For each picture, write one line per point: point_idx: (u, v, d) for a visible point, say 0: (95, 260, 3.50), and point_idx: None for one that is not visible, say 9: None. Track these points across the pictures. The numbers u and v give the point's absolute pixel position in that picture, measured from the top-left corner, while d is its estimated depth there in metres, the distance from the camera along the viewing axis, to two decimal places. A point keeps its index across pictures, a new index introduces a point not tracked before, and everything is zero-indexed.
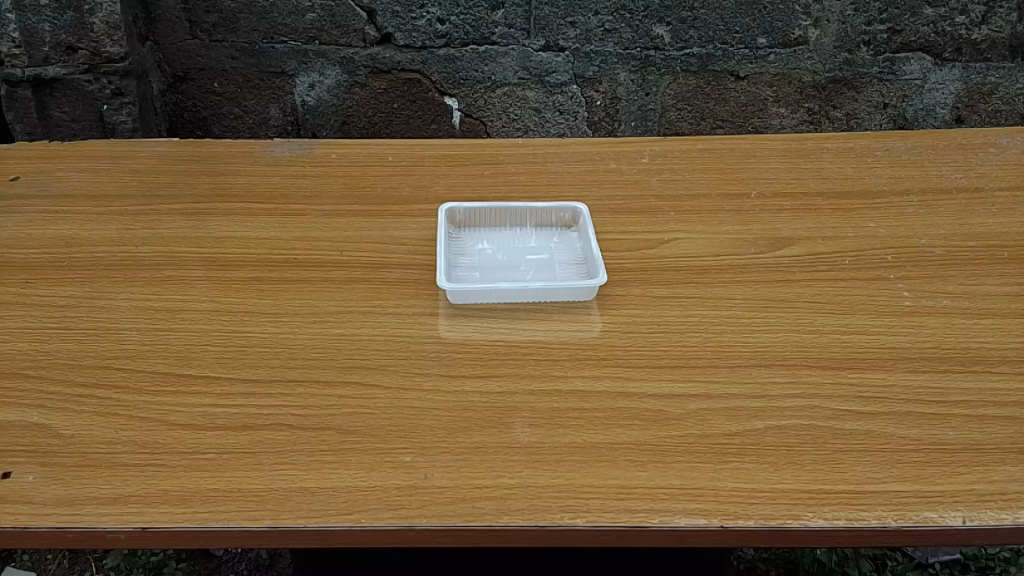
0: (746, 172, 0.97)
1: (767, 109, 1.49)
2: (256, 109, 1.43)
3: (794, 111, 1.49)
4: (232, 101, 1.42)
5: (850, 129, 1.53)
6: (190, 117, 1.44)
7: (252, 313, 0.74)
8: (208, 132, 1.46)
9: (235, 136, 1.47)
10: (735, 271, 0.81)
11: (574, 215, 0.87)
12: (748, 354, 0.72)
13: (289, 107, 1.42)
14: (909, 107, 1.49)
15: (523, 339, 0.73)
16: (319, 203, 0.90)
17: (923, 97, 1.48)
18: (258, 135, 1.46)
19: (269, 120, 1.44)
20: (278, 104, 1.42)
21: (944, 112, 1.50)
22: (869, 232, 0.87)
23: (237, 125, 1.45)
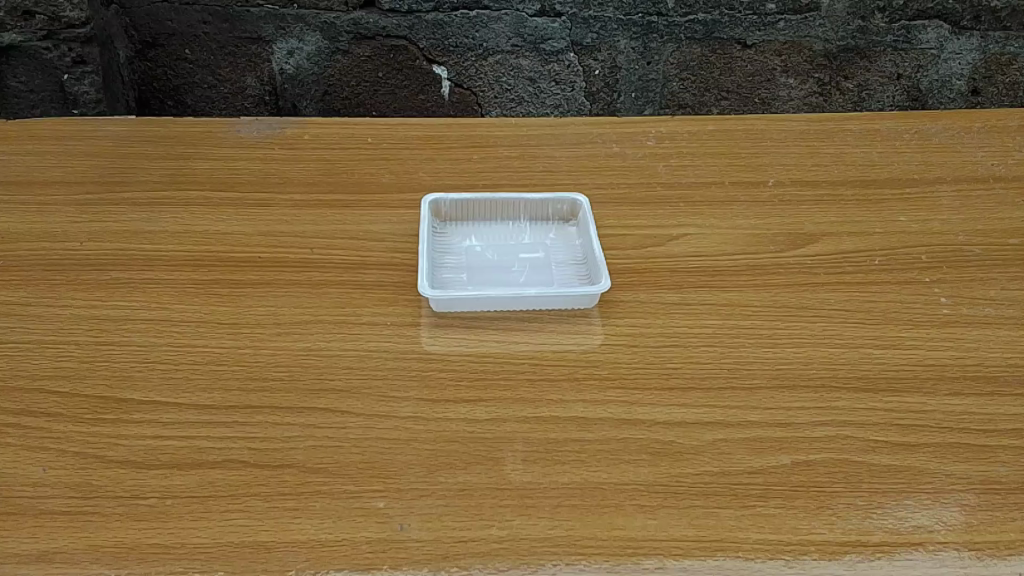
0: (762, 157, 0.88)
1: (775, 80, 1.39)
2: (231, 77, 1.32)
3: (803, 82, 1.40)
4: (205, 69, 1.31)
5: (861, 101, 1.44)
6: (160, 86, 1.33)
7: (208, 322, 0.66)
8: (179, 102, 1.35)
9: (209, 106, 1.36)
10: (753, 274, 0.73)
11: (573, 207, 0.78)
12: (769, 373, 0.63)
13: (266, 76, 1.32)
14: (923, 78, 1.40)
15: (515, 354, 0.64)
16: (288, 192, 0.81)
17: (938, 67, 1.39)
18: (233, 105, 1.36)
19: (244, 90, 1.34)
20: (254, 73, 1.31)
21: (958, 82, 1.41)
22: (900, 228, 0.79)
23: (211, 95, 1.35)
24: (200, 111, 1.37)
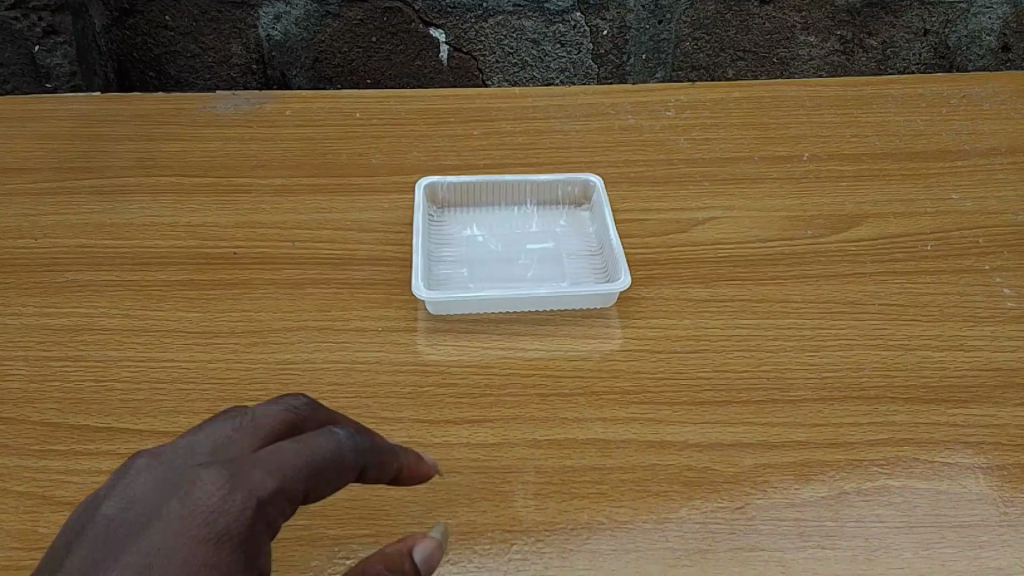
0: (795, 126, 0.79)
1: (795, 38, 1.15)
2: (217, 46, 1.08)
3: (825, 40, 1.15)
4: (188, 37, 1.07)
5: (883, 64, 1.19)
6: (142, 57, 1.09)
7: (175, 331, 0.58)
8: (162, 74, 1.11)
9: (196, 80, 1.12)
10: (790, 264, 0.65)
11: (585, 189, 0.69)
12: (814, 382, 0.56)
13: (253, 43, 1.08)
14: (951, 35, 1.16)
15: (523, 364, 0.56)
16: (267, 176, 0.72)
17: (967, 22, 1.14)
18: (222, 78, 1.12)
19: (230, 59, 1.09)
20: (240, 39, 1.07)
21: (988, 38, 1.16)
22: (953, 207, 0.70)
23: (196, 65, 1.10)
24: (186, 86, 1.12)
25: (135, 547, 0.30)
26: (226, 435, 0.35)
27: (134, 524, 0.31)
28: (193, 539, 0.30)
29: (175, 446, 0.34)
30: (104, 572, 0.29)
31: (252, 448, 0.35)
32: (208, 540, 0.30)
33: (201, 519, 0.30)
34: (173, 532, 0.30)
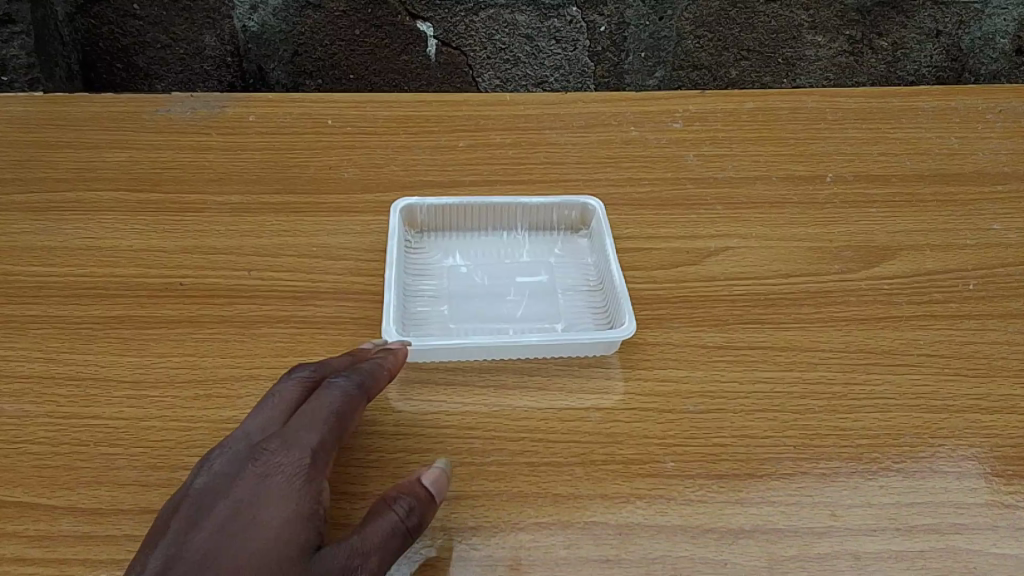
0: (818, 141, 0.71)
1: (801, 37, 0.97)
2: (189, 37, 0.91)
3: (831, 42, 0.98)
4: (157, 27, 0.90)
5: (888, 73, 1.02)
6: (106, 47, 0.91)
7: (104, 380, 0.50)
8: (129, 67, 0.93)
9: (166, 72, 0.95)
10: (816, 304, 0.57)
11: (584, 214, 0.61)
12: (846, 452, 0.48)
13: (230, 35, 0.91)
14: (964, 38, 0.98)
15: (510, 424, 0.48)
16: (223, 192, 0.64)
17: (981, 25, 0.97)
18: (195, 70, 0.95)
19: (203, 51, 0.93)
20: (215, 30, 0.91)
21: (1005, 42, 0.98)
22: (996, 239, 0.63)
23: (166, 58, 0.94)
24: (155, 78, 0.95)
25: (225, 504, 0.37)
26: (267, 416, 0.42)
27: (215, 488, 0.38)
28: (269, 486, 0.38)
29: (232, 436, 0.42)
30: (205, 519, 0.37)
31: (289, 415, 0.42)
32: (279, 487, 0.38)
33: (272, 475, 0.38)
34: (251, 484, 0.38)
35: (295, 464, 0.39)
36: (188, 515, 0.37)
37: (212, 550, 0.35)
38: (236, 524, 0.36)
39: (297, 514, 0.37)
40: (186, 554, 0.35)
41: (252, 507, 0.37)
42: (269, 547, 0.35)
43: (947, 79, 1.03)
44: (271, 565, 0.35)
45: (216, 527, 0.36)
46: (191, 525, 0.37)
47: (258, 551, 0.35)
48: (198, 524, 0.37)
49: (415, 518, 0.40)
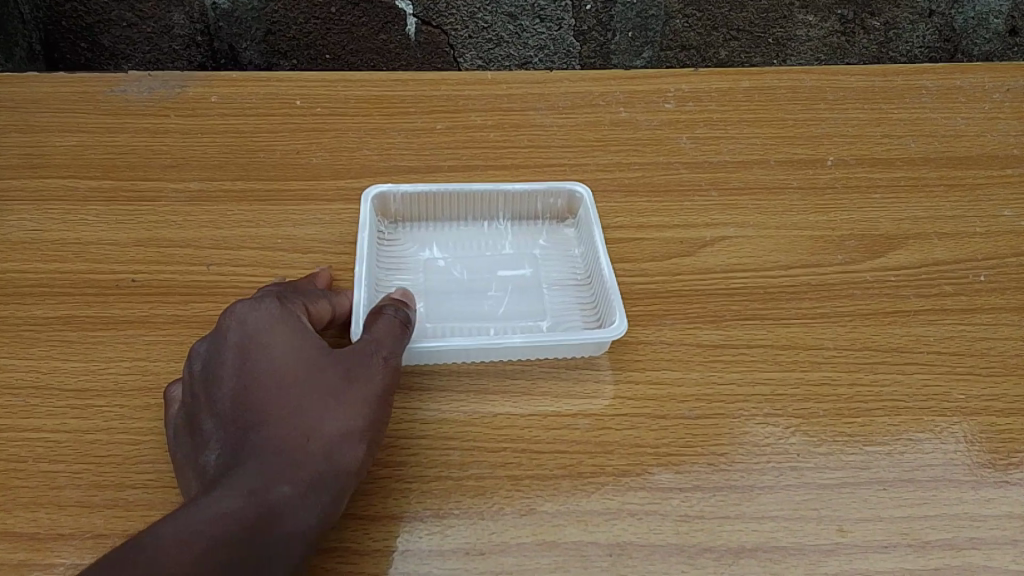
0: (817, 123, 0.67)
1: (792, 17, 0.93)
2: (156, 14, 0.85)
3: (823, 20, 0.94)
4: (123, 3, 0.84)
5: (881, 51, 0.98)
6: (67, 26, 0.85)
7: (45, 388, 0.45)
8: (94, 46, 0.87)
9: (134, 52, 0.89)
10: (820, 298, 0.53)
11: (571, 202, 0.57)
12: (855, 461, 0.45)
13: (199, 12, 0.85)
14: (958, 16, 0.94)
15: (490, 432, 0.44)
16: (181, 179, 0.59)
17: (975, 4, 0.92)
18: (164, 50, 0.88)
19: (172, 30, 0.86)
20: (184, 7, 0.85)
21: (998, 22, 0.94)
22: (1007, 226, 0.59)
23: (134, 37, 0.87)
24: (122, 57, 0.89)
25: (236, 356, 0.40)
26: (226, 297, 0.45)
27: (213, 349, 0.41)
28: (267, 326, 0.41)
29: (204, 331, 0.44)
30: (227, 372, 0.40)
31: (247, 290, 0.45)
32: (275, 323, 0.41)
33: (261, 317, 0.41)
34: (253, 330, 0.41)
35: (281, 309, 0.42)
36: (208, 384, 0.40)
37: (252, 395, 0.39)
38: (258, 361, 0.40)
39: (303, 339, 0.41)
40: (234, 405, 0.39)
41: (264, 347, 0.40)
42: (302, 369, 0.40)
43: (939, 59, 0.98)
44: (312, 381, 0.40)
45: (244, 372, 0.39)
46: (215, 383, 0.40)
47: (292, 373, 0.39)
48: (220, 392, 0.39)
49: (390, 303, 0.45)
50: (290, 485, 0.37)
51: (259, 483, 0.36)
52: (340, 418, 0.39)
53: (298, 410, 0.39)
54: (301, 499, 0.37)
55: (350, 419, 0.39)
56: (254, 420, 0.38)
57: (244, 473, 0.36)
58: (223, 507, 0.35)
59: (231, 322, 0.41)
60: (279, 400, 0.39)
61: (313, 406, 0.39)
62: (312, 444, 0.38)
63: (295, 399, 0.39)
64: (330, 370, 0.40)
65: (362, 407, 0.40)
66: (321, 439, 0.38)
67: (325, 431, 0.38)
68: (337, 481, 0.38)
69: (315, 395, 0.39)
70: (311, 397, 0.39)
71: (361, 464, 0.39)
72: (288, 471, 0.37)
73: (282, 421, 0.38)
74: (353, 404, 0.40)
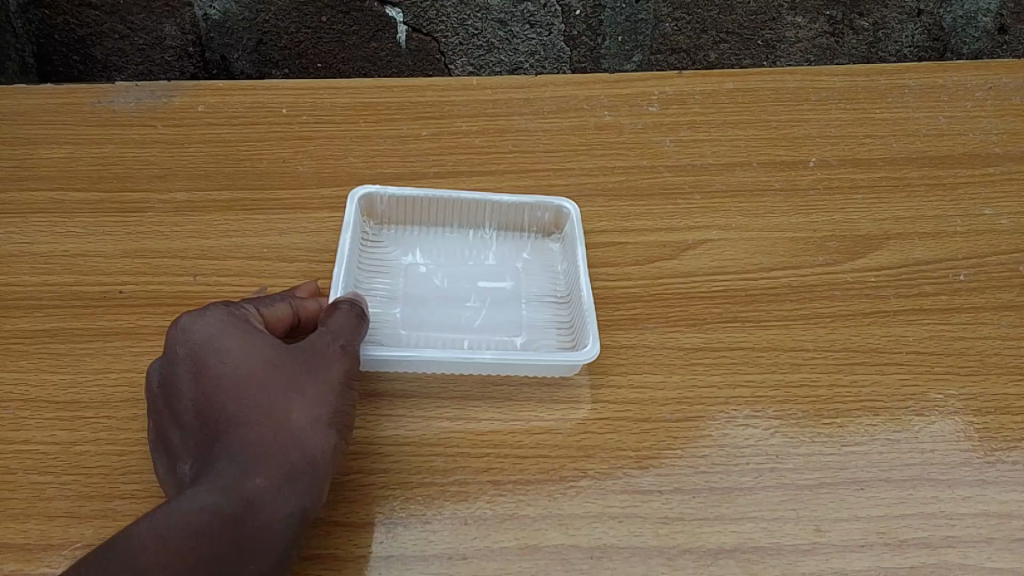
0: (801, 124, 0.67)
1: (780, 19, 0.94)
2: (147, 26, 0.85)
3: (812, 23, 0.94)
4: (114, 16, 0.84)
5: (870, 49, 0.98)
6: (59, 39, 0.85)
7: (33, 401, 0.46)
8: (87, 58, 0.88)
9: (125, 64, 0.89)
10: (801, 299, 0.54)
11: (558, 217, 0.58)
12: (834, 460, 0.45)
13: (190, 23, 0.85)
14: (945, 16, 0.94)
15: (474, 439, 0.45)
16: (169, 190, 0.60)
17: (962, 3, 0.92)
18: (156, 62, 0.89)
19: (163, 41, 0.87)
20: (174, 19, 0.85)
21: (986, 20, 0.94)
22: (987, 225, 0.60)
23: (126, 51, 0.88)
24: (114, 69, 0.89)
25: (191, 363, 0.40)
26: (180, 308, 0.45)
27: (167, 359, 0.41)
28: (218, 329, 0.41)
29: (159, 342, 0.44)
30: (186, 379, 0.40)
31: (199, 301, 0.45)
32: (225, 326, 0.41)
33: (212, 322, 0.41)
34: (206, 334, 0.41)
35: (231, 312, 0.42)
36: (168, 392, 0.40)
37: (213, 398, 0.39)
38: (215, 365, 0.40)
39: (257, 338, 0.42)
40: (198, 410, 0.39)
41: (220, 350, 0.40)
42: (260, 367, 0.40)
43: (928, 57, 0.98)
44: (270, 377, 0.40)
45: (202, 378, 0.40)
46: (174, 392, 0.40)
47: (250, 373, 0.40)
48: (182, 399, 0.40)
49: (346, 298, 0.46)
50: (267, 480, 0.37)
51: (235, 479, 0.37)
52: (306, 408, 0.40)
53: (263, 405, 0.39)
54: (279, 488, 0.37)
55: (315, 407, 0.40)
56: (221, 421, 0.39)
57: (217, 477, 0.37)
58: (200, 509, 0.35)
59: (181, 328, 0.41)
60: (241, 399, 0.39)
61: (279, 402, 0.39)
62: (284, 438, 0.39)
63: (256, 394, 0.39)
64: (286, 366, 0.41)
65: (326, 396, 0.41)
66: (291, 433, 0.39)
67: (292, 422, 0.39)
68: (315, 470, 0.38)
69: (280, 395, 0.40)
70: (273, 393, 0.40)
71: (337, 452, 0.40)
72: (264, 470, 0.37)
73: (250, 422, 0.38)
74: (317, 394, 0.41)
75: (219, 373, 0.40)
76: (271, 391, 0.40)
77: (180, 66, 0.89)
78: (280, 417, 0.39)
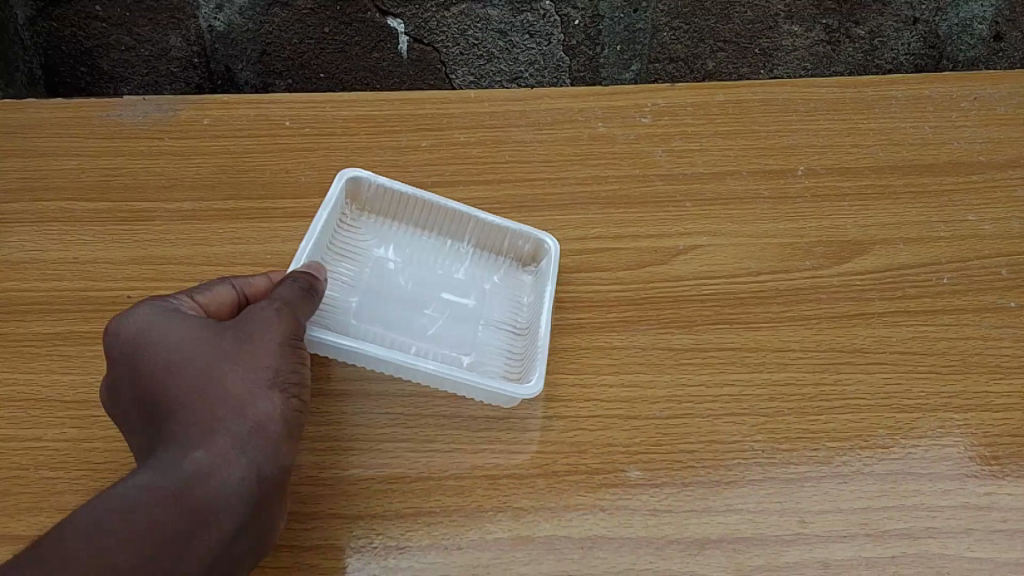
0: (791, 133, 0.69)
1: (777, 27, 0.93)
2: (153, 37, 0.87)
3: (808, 32, 0.93)
4: (121, 28, 0.86)
5: (867, 63, 0.96)
6: (68, 50, 0.87)
7: (46, 400, 0.48)
8: (94, 70, 0.89)
9: (131, 78, 0.90)
10: (788, 302, 0.55)
11: (536, 251, 0.58)
12: (816, 455, 0.47)
13: (194, 35, 0.87)
14: (940, 26, 0.93)
15: (470, 435, 0.47)
16: (175, 198, 0.62)
17: (958, 11, 0.93)
18: (161, 73, 0.89)
19: (169, 53, 0.88)
20: (180, 30, 0.86)
21: (982, 27, 0.94)
22: (970, 231, 0.62)
23: (134, 63, 0.89)
24: (121, 81, 0.90)
25: (134, 358, 0.42)
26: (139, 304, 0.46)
27: (113, 358, 0.42)
28: (154, 321, 0.42)
29: None
30: (132, 373, 0.41)
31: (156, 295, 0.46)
32: (162, 316, 0.42)
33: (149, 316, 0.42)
34: (142, 328, 0.42)
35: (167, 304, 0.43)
36: (121, 389, 0.42)
37: (156, 386, 0.41)
38: (154, 357, 0.41)
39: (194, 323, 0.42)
40: (146, 400, 0.41)
41: (157, 340, 0.42)
42: (196, 348, 0.41)
43: (925, 67, 0.97)
44: (206, 356, 0.41)
45: (144, 370, 0.41)
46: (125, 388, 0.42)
47: (188, 355, 0.41)
48: (132, 391, 0.41)
49: (290, 275, 0.46)
50: (209, 452, 0.39)
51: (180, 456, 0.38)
52: (247, 379, 0.41)
53: (202, 383, 0.40)
54: (224, 456, 0.39)
55: (255, 377, 0.41)
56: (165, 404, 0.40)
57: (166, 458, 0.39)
58: (143, 486, 0.37)
59: (120, 327, 0.42)
60: (181, 383, 0.40)
61: (217, 374, 0.41)
62: (225, 410, 0.40)
63: (194, 374, 0.41)
64: (224, 343, 0.42)
65: (266, 364, 0.42)
66: (231, 405, 0.40)
67: (231, 394, 0.40)
68: (261, 437, 0.40)
69: (219, 371, 0.41)
70: (213, 370, 0.41)
71: (284, 413, 0.41)
72: (206, 444, 0.39)
73: (192, 403, 0.40)
74: (256, 363, 0.41)
75: (158, 363, 0.41)
76: (210, 364, 0.41)
77: (185, 78, 0.90)
78: (219, 392, 0.40)
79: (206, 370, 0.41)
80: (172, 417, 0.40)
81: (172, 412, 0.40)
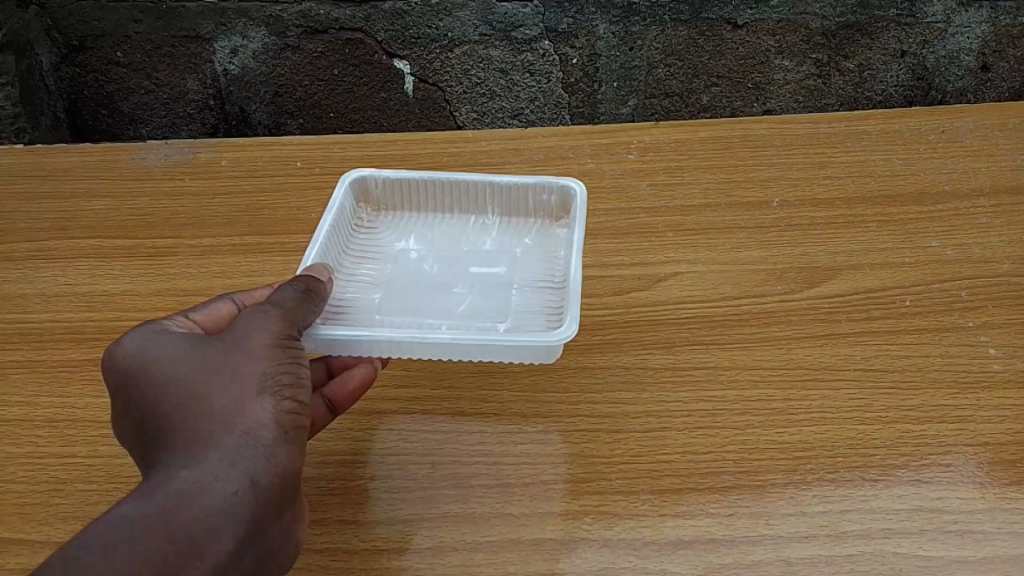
0: (766, 168, 0.74)
1: (769, 62, 0.95)
2: (171, 82, 0.93)
3: (800, 65, 0.96)
4: (139, 73, 0.92)
5: (856, 95, 1.00)
6: (92, 95, 0.93)
7: (81, 420, 0.53)
8: (117, 113, 0.95)
9: (151, 121, 0.96)
10: (761, 324, 0.60)
11: (562, 200, 0.63)
12: (784, 464, 0.51)
13: (210, 79, 0.92)
14: (925, 60, 0.97)
15: (465, 449, 0.51)
16: (196, 235, 0.67)
17: (945, 43, 0.95)
18: (179, 115, 0.96)
19: (185, 96, 0.94)
20: (197, 74, 0.92)
21: (969, 59, 0.97)
22: (933, 255, 0.66)
23: (154, 106, 0.95)
24: (140, 123, 0.96)
25: (128, 382, 0.43)
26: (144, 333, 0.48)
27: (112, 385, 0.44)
28: (144, 345, 0.44)
29: None
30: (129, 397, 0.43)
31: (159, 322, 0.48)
32: (153, 341, 0.44)
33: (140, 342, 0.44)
34: (134, 355, 0.43)
35: (159, 330, 0.45)
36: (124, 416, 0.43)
37: (149, 406, 0.42)
38: (144, 378, 0.42)
39: (183, 342, 0.44)
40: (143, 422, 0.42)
41: (147, 363, 0.43)
42: (183, 364, 0.42)
43: (914, 98, 1.01)
44: (191, 371, 0.42)
45: (138, 392, 0.42)
46: (128, 413, 0.43)
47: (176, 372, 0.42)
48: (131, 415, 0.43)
49: (277, 291, 0.48)
50: (202, 462, 0.39)
51: (171, 472, 0.39)
52: (232, 390, 0.41)
53: (191, 398, 0.41)
54: (213, 467, 0.39)
55: (240, 387, 0.41)
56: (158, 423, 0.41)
57: (159, 474, 0.39)
58: (137, 505, 0.37)
59: (115, 357, 0.44)
60: (171, 400, 0.41)
61: (205, 387, 0.41)
62: (212, 422, 0.40)
63: (183, 389, 0.41)
64: (209, 357, 0.43)
65: (250, 373, 0.42)
66: (219, 416, 0.40)
67: (216, 406, 0.41)
68: (252, 442, 0.40)
69: (206, 384, 0.41)
70: (199, 383, 0.41)
71: (278, 417, 0.42)
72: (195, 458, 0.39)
73: (182, 418, 0.41)
74: (241, 372, 0.42)
75: (149, 384, 0.42)
76: (199, 377, 0.42)
77: (201, 119, 0.96)
78: (207, 404, 0.41)
79: (193, 385, 0.41)
80: (166, 434, 0.41)
81: (169, 428, 0.41)
